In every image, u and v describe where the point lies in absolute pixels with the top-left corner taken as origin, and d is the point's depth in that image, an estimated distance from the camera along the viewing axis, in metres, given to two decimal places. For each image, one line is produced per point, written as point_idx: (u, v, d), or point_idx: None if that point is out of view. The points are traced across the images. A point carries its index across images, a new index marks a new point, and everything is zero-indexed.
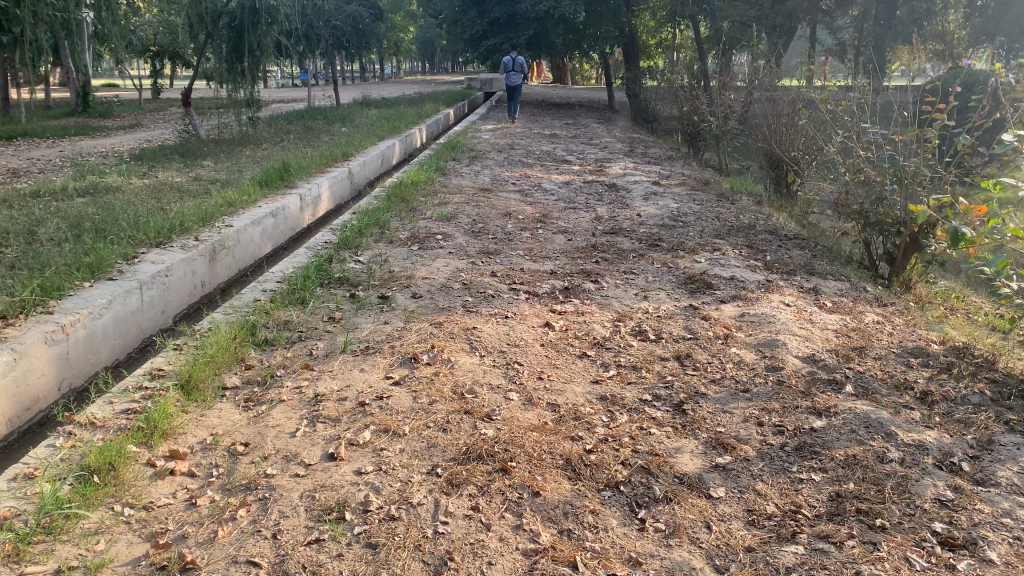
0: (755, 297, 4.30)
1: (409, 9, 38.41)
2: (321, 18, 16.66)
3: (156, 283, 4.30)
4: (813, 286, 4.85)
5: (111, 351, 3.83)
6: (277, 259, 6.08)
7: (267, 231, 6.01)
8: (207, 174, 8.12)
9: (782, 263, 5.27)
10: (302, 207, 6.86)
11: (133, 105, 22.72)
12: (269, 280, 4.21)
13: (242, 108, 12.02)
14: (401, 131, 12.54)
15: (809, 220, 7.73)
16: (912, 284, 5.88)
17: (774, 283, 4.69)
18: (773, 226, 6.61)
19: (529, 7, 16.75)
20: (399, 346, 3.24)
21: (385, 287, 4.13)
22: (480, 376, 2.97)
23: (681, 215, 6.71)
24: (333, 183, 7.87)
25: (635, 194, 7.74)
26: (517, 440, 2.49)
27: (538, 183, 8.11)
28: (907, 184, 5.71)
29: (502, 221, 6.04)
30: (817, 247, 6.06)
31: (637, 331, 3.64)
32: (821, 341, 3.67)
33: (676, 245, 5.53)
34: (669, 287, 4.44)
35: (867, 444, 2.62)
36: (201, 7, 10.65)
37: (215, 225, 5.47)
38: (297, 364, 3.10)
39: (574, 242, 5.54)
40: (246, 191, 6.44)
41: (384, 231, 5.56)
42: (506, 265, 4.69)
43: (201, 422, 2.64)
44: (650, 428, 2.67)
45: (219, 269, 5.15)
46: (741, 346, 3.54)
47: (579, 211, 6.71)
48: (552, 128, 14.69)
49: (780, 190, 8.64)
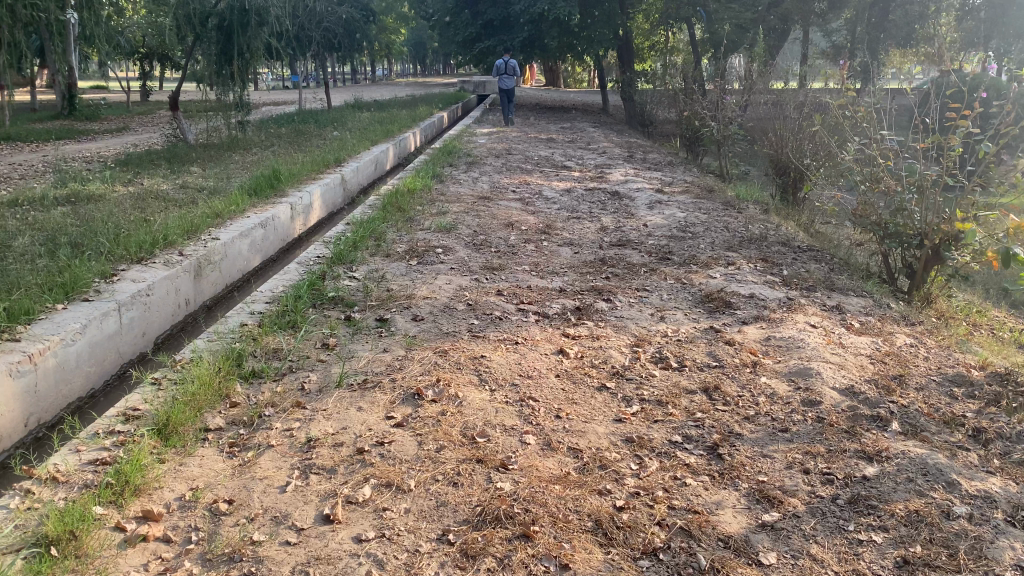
0: (779, 318, 4.01)
1: (399, 11, 38.05)
2: (312, 20, 16.33)
3: (136, 304, 4.00)
4: (837, 303, 4.57)
5: (85, 380, 3.52)
6: (265, 273, 5.77)
7: (255, 244, 5.71)
8: (195, 182, 7.81)
9: (800, 278, 4.99)
10: (293, 216, 6.56)
11: (121, 107, 22.31)
12: (258, 300, 3.90)
13: (231, 112, 11.71)
14: (395, 135, 12.25)
15: (819, 229, 7.46)
16: (933, 298, 5.61)
17: (797, 301, 4.40)
18: (785, 236, 6.34)
19: (522, 9, 16.45)
20: (400, 379, 2.94)
21: (383, 308, 3.83)
22: (491, 416, 2.68)
23: (689, 226, 6.43)
24: (325, 191, 7.56)
25: (639, 203, 7.45)
26: (537, 496, 2.21)
27: (538, 191, 7.82)
28: (929, 195, 5.44)
29: (504, 232, 5.75)
30: (834, 259, 5.78)
31: (657, 359, 3.35)
32: (858, 369, 3.39)
33: (688, 259, 5.24)
34: (685, 306, 4.16)
35: (929, 496, 2.34)
36: (188, 8, 10.31)
37: (201, 238, 5.16)
38: (287, 402, 2.80)
39: (581, 255, 5.24)
40: (234, 200, 6.13)
41: (380, 243, 5.26)
42: (511, 282, 4.41)
43: (180, 473, 2.35)
44: (685, 478, 2.39)
45: (205, 286, 4.85)
46: (772, 376, 3.25)
47: (583, 221, 6.42)
48: (548, 132, 14.41)
49: (787, 198, 8.37)
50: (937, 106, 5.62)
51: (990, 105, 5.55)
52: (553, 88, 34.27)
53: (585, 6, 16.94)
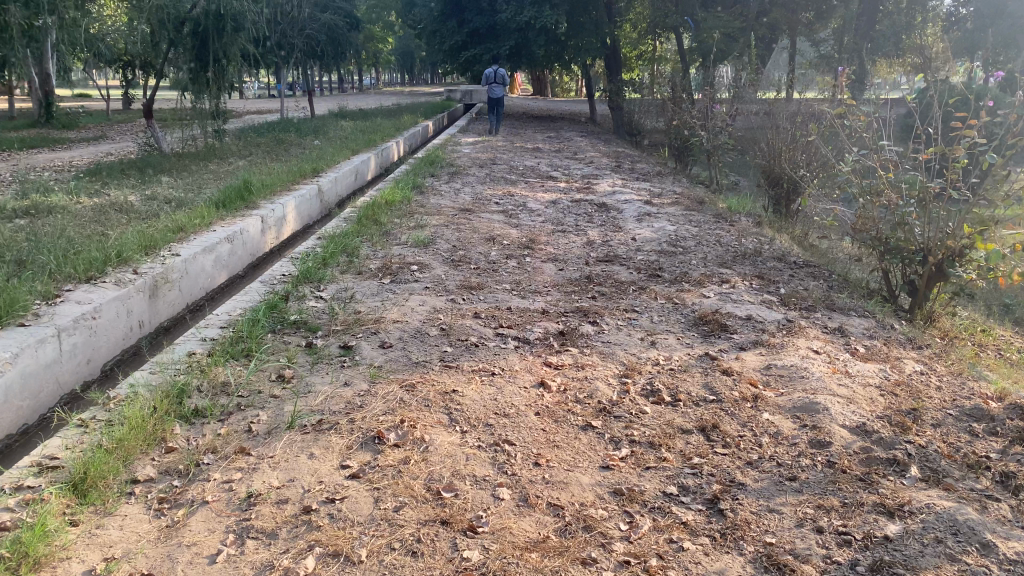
0: (779, 343, 3.71)
1: (386, 21, 37.71)
2: (294, 28, 15.98)
3: (80, 328, 3.66)
4: (839, 325, 4.28)
5: (16, 415, 3.18)
6: (231, 291, 5.45)
7: (220, 260, 5.39)
8: (164, 193, 7.47)
9: (798, 297, 4.70)
10: (263, 230, 6.24)
11: (100, 116, 21.92)
12: (211, 326, 3.58)
13: (207, 120, 11.38)
14: (378, 145, 11.94)
15: (815, 243, 7.19)
16: (936, 316, 5.34)
17: (797, 323, 4.10)
18: (780, 251, 6.06)
19: (508, 17, 16.18)
20: (359, 420, 2.61)
21: (348, 334, 3.50)
22: (460, 465, 2.36)
23: (680, 240, 6.15)
24: (301, 203, 7.24)
25: (628, 215, 7.16)
26: (510, 570, 1.89)
27: (522, 202, 7.52)
28: (931, 208, 5.16)
29: (484, 247, 5.43)
30: (832, 276, 5.49)
31: (649, 392, 3.03)
32: (868, 403, 3.07)
33: (679, 277, 4.93)
34: (677, 330, 3.85)
35: (962, 562, 2.03)
36: (162, 13, 9.99)
37: (160, 254, 4.83)
38: (230, 447, 2.48)
39: (566, 272, 4.92)
40: (199, 213, 5.80)
41: (352, 260, 4.92)
42: (490, 302, 4.09)
43: (96, 538, 2.01)
44: (682, 540, 2.07)
45: (162, 306, 4.52)
46: (775, 412, 2.95)
47: (569, 234, 6.12)
48: (535, 142, 14.14)
49: (780, 210, 8.10)
50: (942, 115, 5.32)
51: (994, 115, 5.27)
52: (539, 97, 34.03)
53: (571, 14, 16.67)
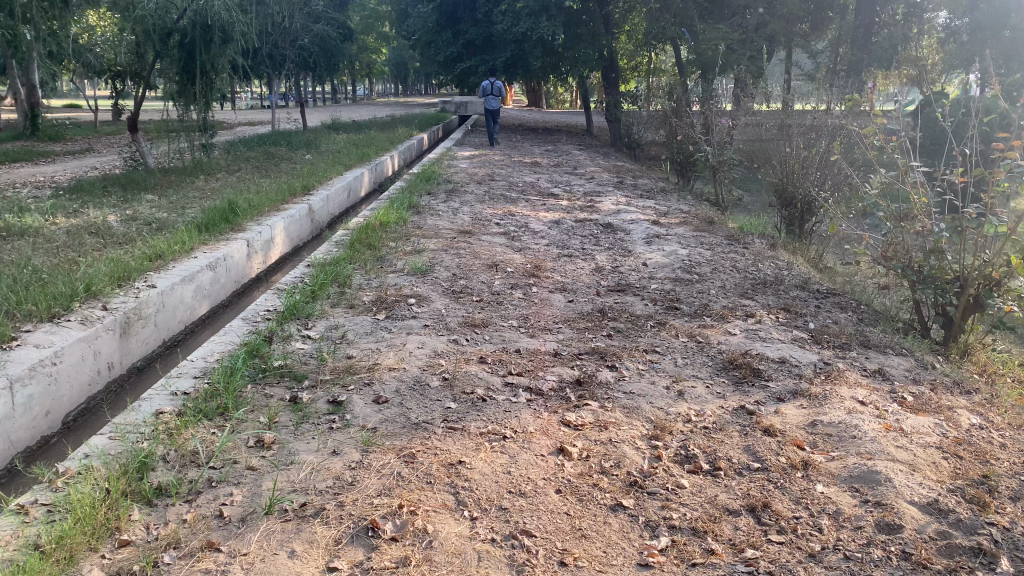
0: (822, 392, 3.32)
1: (380, 31, 37.25)
2: (285, 38, 15.64)
3: (37, 376, 3.26)
4: (877, 367, 3.89)
5: None
6: (214, 323, 5.07)
7: (201, 289, 5.00)
8: (145, 213, 7.07)
9: (829, 332, 4.33)
10: (249, 254, 5.85)
11: (89, 127, 21.55)
12: (184, 375, 3.19)
13: (195, 133, 10.99)
14: (371, 159, 11.57)
15: (832, 267, 6.82)
16: (971, 350, 4.92)
17: (835, 367, 3.72)
18: (801, 278, 5.68)
19: (504, 28, 15.80)
20: (351, 505, 2.22)
21: (338, 386, 3.11)
22: (473, 569, 1.97)
23: (694, 265, 5.77)
24: (290, 224, 6.86)
25: (635, 237, 6.79)
26: None
27: (524, 222, 7.15)
28: (968, 234, 4.76)
29: (486, 276, 5.04)
30: (860, 307, 5.10)
31: (683, 459, 2.66)
32: (933, 471, 2.69)
33: (699, 309, 4.55)
34: (706, 376, 3.46)
35: None
36: (147, 24, 9.59)
37: (134, 286, 4.44)
38: (197, 540, 2.09)
39: (576, 305, 4.53)
40: (180, 238, 5.40)
41: (344, 291, 4.54)
42: (496, 343, 3.69)
43: None
44: None
45: (134, 345, 4.12)
46: (830, 483, 2.56)
47: (576, 260, 5.74)
48: (533, 155, 13.79)
49: (794, 230, 7.72)
50: (978, 134, 4.94)
51: None
52: (535, 108, 33.60)
53: (567, 26, 16.36)
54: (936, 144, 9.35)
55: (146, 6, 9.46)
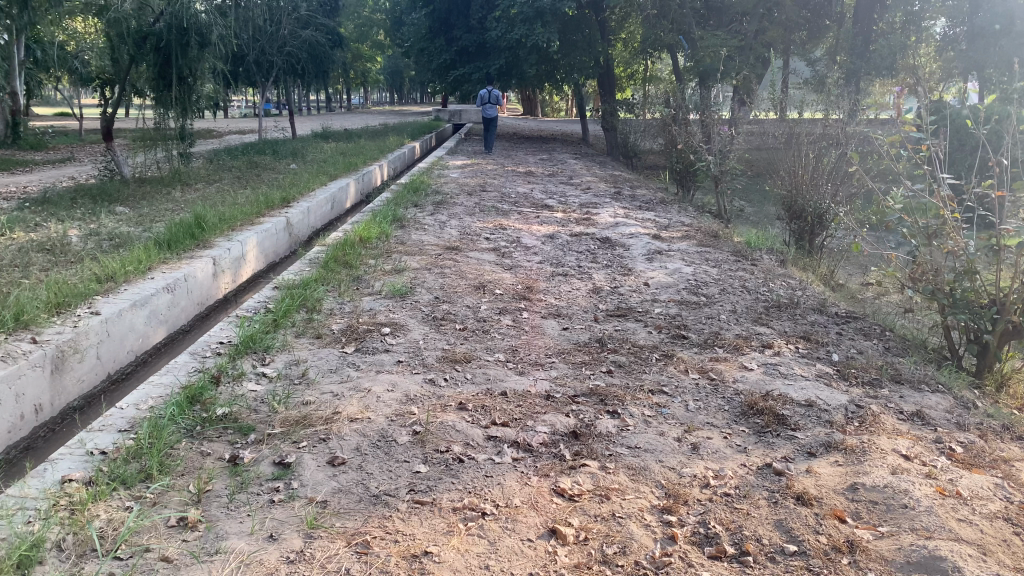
0: (859, 446, 2.83)
1: (375, 39, 36.67)
2: (273, 44, 15.18)
3: None
4: (914, 409, 3.41)
5: None
6: (171, 351, 4.59)
7: (157, 313, 4.52)
8: (109, 228, 6.57)
9: (856, 366, 3.85)
10: (216, 274, 5.37)
11: (73, 136, 21.07)
12: (109, 428, 2.70)
13: (172, 142, 10.47)
14: (358, 168, 11.10)
15: (847, 287, 6.37)
16: (1008, 383, 4.43)
17: (869, 411, 3.24)
18: (819, 300, 5.21)
19: (498, 34, 15.30)
20: None
21: (288, 442, 2.61)
22: None
23: (701, 285, 5.29)
24: (264, 238, 6.38)
25: (636, 253, 6.32)
26: None
27: (516, 237, 6.67)
28: (1006, 253, 4.27)
29: (472, 299, 4.55)
30: (885, 334, 4.62)
31: (702, 541, 2.18)
32: (1007, 554, 2.20)
33: (709, 338, 4.07)
34: (723, 425, 2.99)
35: None
36: (120, 27, 9.14)
37: (75, 313, 3.96)
38: None
39: (571, 333, 4.04)
40: (136, 256, 4.91)
41: (312, 318, 4.05)
42: (480, 384, 3.20)
43: None
44: None
45: (69, 383, 3.62)
46: (884, 572, 2.08)
47: (572, 279, 5.26)
48: (527, 165, 13.33)
49: (803, 245, 7.25)
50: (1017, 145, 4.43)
51: None
52: (529, 117, 33.09)
53: (563, 32, 16.09)
54: (965, 145, 8.86)
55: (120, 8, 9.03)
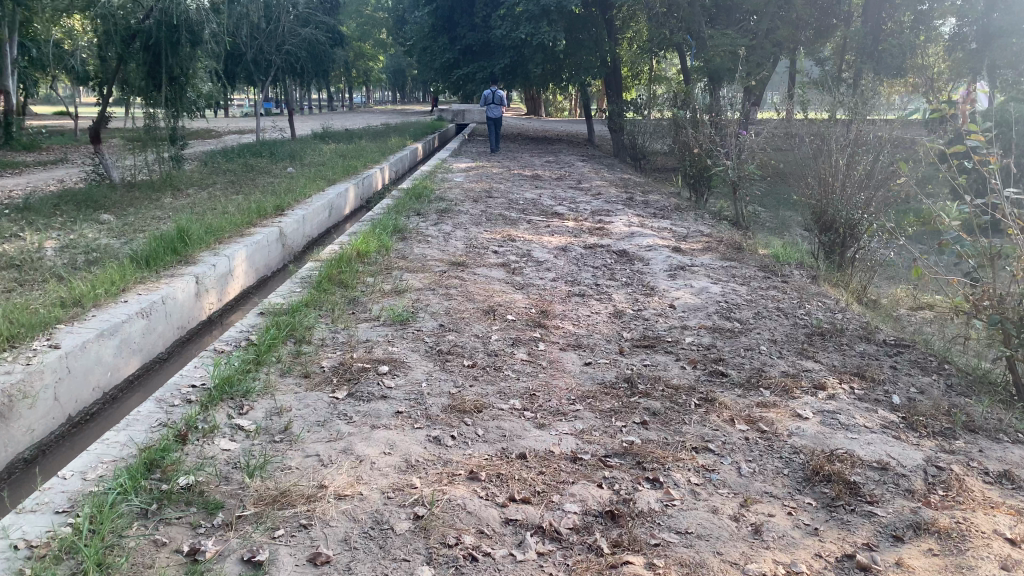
0: (955, 528, 2.33)
1: (377, 38, 36.40)
2: (272, 43, 14.71)
3: None
4: (1001, 467, 2.90)
5: None
6: (145, 384, 4.11)
7: (129, 342, 4.03)
8: (87, 239, 6.08)
9: (923, 412, 3.34)
10: (199, 293, 4.89)
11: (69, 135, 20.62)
12: (42, 509, 2.20)
13: (163, 145, 9.87)
14: (358, 171, 10.61)
15: (885, 306, 5.86)
16: None
17: (951, 474, 2.75)
18: (865, 324, 4.71)
19: (502, 33, 14.82)
20: None
21: (263, 530, 2.13)
22: None
23: (733, 308, 4.80)
24: (255, 252, 5.90)
25: (657, 268, 5.82)
26: None
27: (525, 250, 6.17)
28: None
29: (481, 327, 4.06)
30: (946, 369, 4.08)
31: None
32: None
33: (751, 376, 3.58)
34: (785, 496, 2.50)
35: None
36: (107, 24, 8.62)
37: (32, 346, 3.47)
38: None
39: (595, 370, 3.55)
40: (109, 276, 4.43)
41: (302, 353, 3.56)
42: (494, 442, 2.70)
43: None
44: None
45: (17, 432, 3.13)
46: None
47: (591, 301, 4.77)
48: (533, 168, 12.82)
49: (834, 260, 6.71)
50: None
51: None
52: (531, 117, 32.82)
53: (570, 31, 15.58)
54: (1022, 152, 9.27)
55: (106, 3, 8.51)
